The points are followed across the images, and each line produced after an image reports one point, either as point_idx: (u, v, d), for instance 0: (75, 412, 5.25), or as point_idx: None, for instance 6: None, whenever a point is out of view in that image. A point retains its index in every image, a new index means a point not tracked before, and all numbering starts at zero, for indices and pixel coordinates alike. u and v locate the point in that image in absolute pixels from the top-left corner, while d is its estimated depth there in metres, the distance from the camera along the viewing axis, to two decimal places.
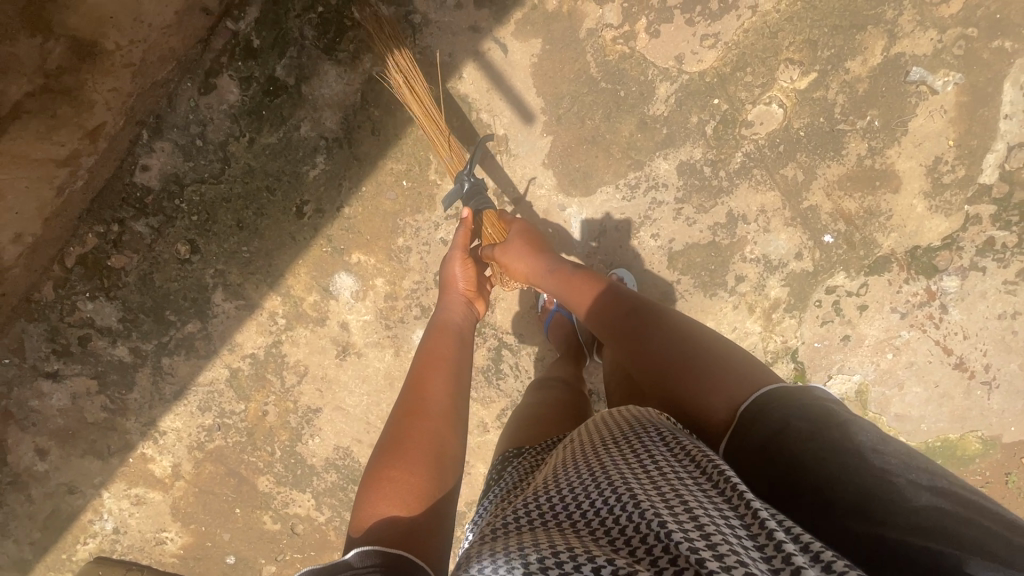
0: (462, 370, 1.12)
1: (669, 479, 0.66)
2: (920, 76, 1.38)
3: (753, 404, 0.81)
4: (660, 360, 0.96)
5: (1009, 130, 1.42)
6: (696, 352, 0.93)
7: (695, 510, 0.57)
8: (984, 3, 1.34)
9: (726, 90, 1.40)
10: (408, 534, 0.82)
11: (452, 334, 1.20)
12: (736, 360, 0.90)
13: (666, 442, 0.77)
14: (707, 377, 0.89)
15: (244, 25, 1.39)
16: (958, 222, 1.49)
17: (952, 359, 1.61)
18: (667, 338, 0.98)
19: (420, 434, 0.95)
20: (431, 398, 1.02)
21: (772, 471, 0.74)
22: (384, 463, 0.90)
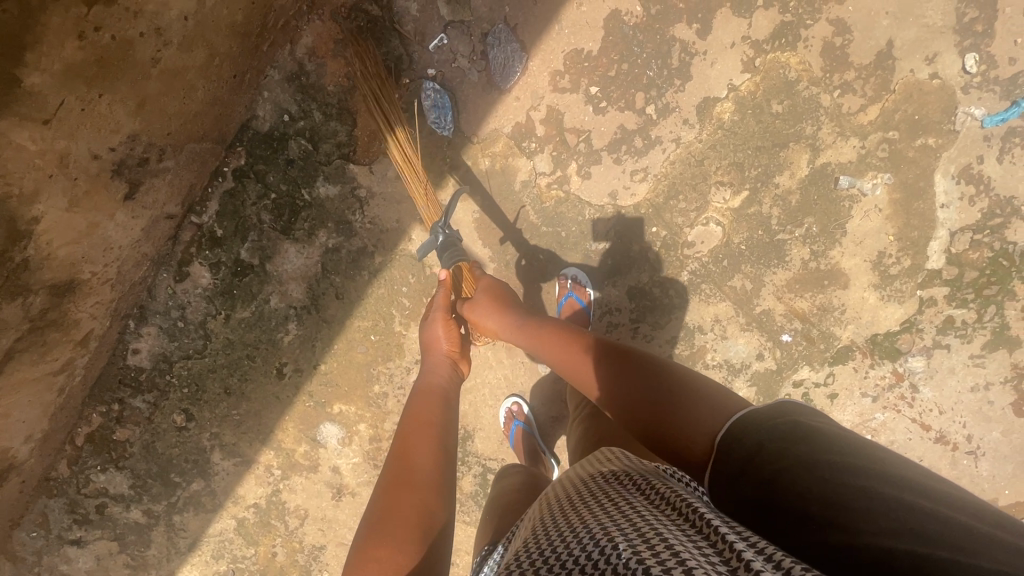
0: (447, 439, 1.07)
1: (636, 513, 0.61)
2: (848, 183, 1.42)
3: (729, 431, 0.79)
4: (636, 398, 0.92)
5: (948, 218, 1.44)
6: (672, 387, 0.90)
7: (663, 538, 0.52)
8: (902, 107, 1.38)
9: (663, 218, 1.46)
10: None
11: (436, 399, 1.16)
12: (703, 387, 0.88)
13: (631, 484, 0.71)
14: (685, 408, 0.86)
15: (206, 217, 1.50)
16: (914, 307, 1.51)
17: (932, 434, 1.62)
18: (641, 371, 0.95)
19: (406, 506, 0.90)
20: (415, 467, 0.97)
21: (748, 493, 0.71)
22: (369, 542, 0.85)
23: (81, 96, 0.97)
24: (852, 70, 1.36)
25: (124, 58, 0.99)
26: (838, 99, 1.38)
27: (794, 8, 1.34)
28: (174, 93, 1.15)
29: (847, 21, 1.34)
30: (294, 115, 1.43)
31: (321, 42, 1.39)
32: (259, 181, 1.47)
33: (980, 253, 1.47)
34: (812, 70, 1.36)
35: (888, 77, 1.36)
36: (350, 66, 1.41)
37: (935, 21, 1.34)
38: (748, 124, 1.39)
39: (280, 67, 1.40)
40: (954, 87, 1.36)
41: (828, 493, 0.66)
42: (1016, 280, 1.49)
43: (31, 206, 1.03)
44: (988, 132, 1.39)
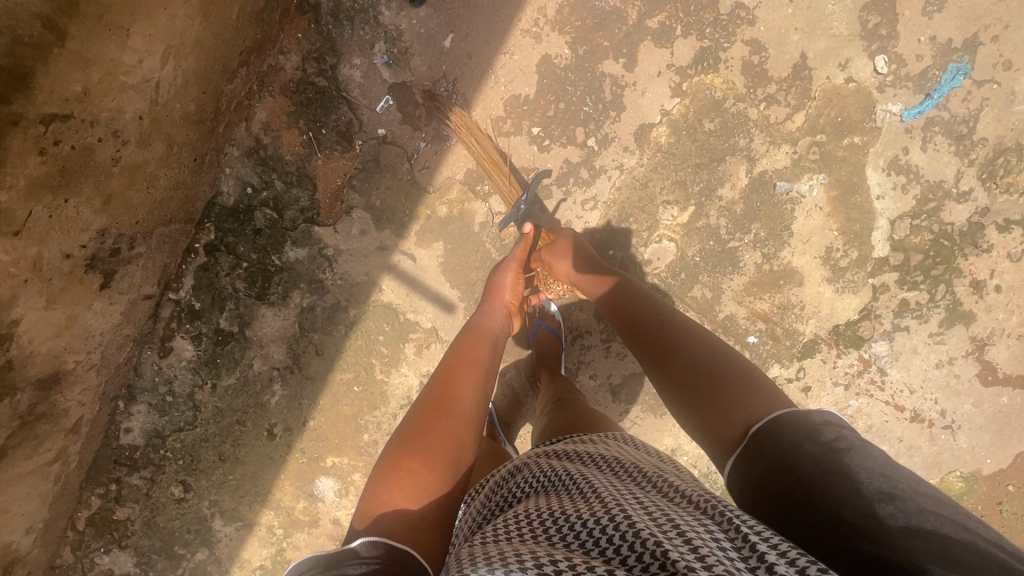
0: (489, 379, 1.14)
1: (657, 501, 0.64)
2: (787, 187, 1.50)
3: (767, 425, 0.85)
4: (692, 374, 0.99)
5: (886, 208, 1.52)
6: (726, 371, 0.96)
7: (688, 528, 0.55)
8: (825, 111, 1.47)
9: (619, 241, 1.53)
10: (415, 526, 0.85)
11: (485, 340, 1.22)
12: (759, 385, 0.93)
13: (655, 484, 0.73)
14: (736, 395, 0.92)
15: (183, 292, 1.56)
16: (868, 295, 1.58)
17: (907, 414, 1.67)
18: (700, 349, 1.02)
19: (444, 431, 0.98)
20: (457, 397, 1.05)
21: (779, 487, 0.77)
22: (405, 455, 0.94)
23: (48, 205, 1.03)
24: (773, 83, 1.45)
25: (86, 163, 1.06)
26: (765, 111, 1.46)
27: (711, 33, 1.43)
28: (138, 185, 1.22)
29: (761, 40, 1.43)
30: (256, 186, 1.50)
31: (274, 116, 1.47)
32: (230, 252, 1.53)
33: (922, 237, 1.55)
34: (737, 88, 1.45)
35: (807, 86, 1.46)
36: (305, 135, 1.49)
37: (841, 31, 1.44)
38: (684, 144, 1.48)
39: (238, 144, 1.47)
40: (870, 88, 1.46)
41: (857, 497, 0.69)
42: (960, 258, 1.56)
43: (9, 310, 1.08)
44: (909, 125, 1.48)
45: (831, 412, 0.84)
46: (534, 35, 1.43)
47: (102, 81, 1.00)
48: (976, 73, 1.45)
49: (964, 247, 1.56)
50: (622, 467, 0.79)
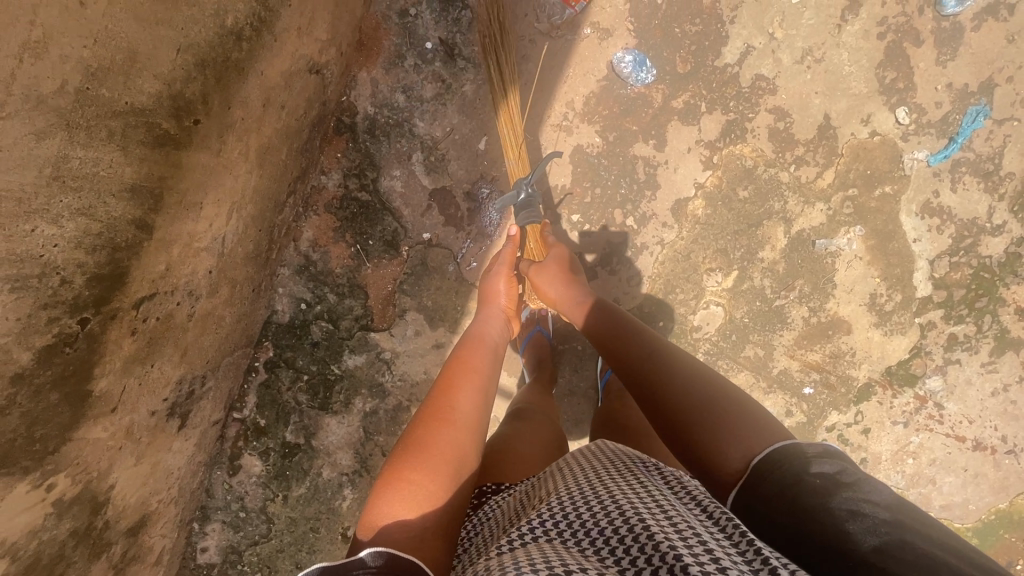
0: (488, 388, 1.14)
1: (669, 503, 0.67)
2: (826, 243, 1.53)
3: (766, 460, 0.82)
4: (681, 407, 0.94)
5: (924, 250, 1.56)
6: (720, 404, 0.92)
7: (702, 537, 0.59)
8: (854, 166, 1.51)
9: (666, 311, 1.56)
10: (418, 536, 0.84)
11: (482, 350, 1.22)
12: (758, 419, 0.90)
13: (669, 485, 0.76)
14: (730, 429, 0.88)
15: (247, 411, 1.59)
16: (916, 334, 1.60)
17: (969, 443, 1.68)
18: (690, 379, 0.99)
19: (444, 441, 0.97)
20: (456, 407, 1.05)
21: (781, 517, 0.74)
22: (404, 465, 0.93)
23: (138, 375, 1.06)
24: (800, 146, 1.49)
25: (167, 327, 1.09)
26: (796, 173, 1.50)
27: (735, 106, 1.47)
28: (208, 329, 1.26)
29: (784, 107, 1.47)
30: (310, 301, 1.54)
31: (321, 233, 1.51)
32: (289, 367, 1.57)
33: (961, 272, 1.58)
34: (766, 154, 1.49)
35: (834, 144, 1.50)
36: (351, 247, 1.52)
37: (860, 89, 1.48)
38: (721, 213, 1.51)
39: (289, 264, 1.52)
40: (894, 138, 1.50)
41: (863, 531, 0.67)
42: (1002, 288, 1.59)
43: (106, 478, 1.10)
44: (936, 169, 1.52)
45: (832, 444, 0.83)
46: (565, 128, 1.47)
47: (180, 253, 1.04)
48: (995, 112, 1.49)
49: (1004, 277, 1.58)
50: (633, 463, 0.82)
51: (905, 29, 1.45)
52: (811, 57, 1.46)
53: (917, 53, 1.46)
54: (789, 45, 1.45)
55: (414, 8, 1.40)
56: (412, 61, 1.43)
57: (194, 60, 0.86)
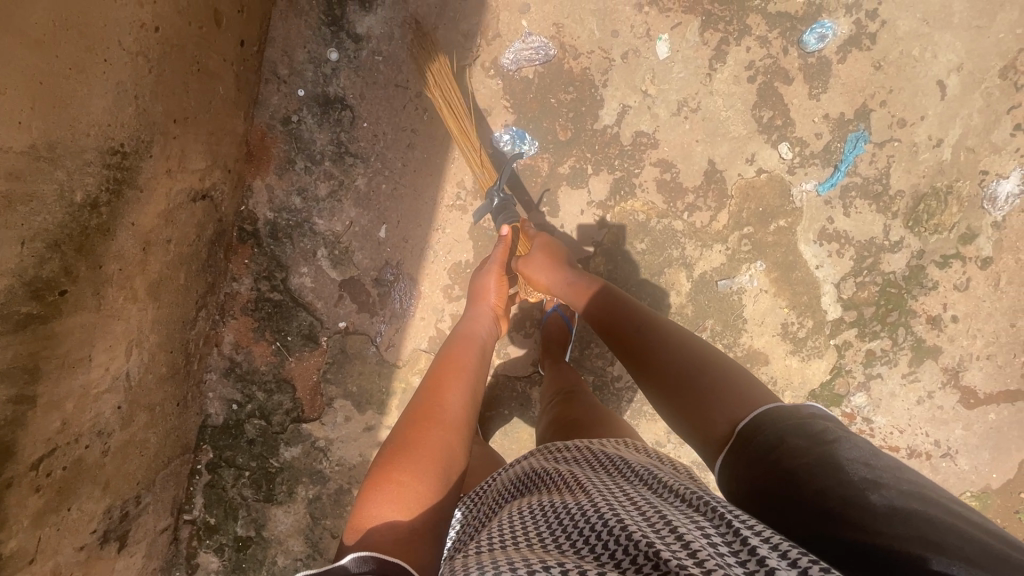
0: (475, 386, 1.17)
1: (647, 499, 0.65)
2: (729, 282, 1.57)
3: (753, 421, 0.85)
4: (669, 377, 1.00)
5: (827, 275, 1.59)
6: (706, 372, 0.97)
7: (674, 522, 0.57)
8: (745, 206, 1.54)
9: (586, 366, 1.61)
10: (406, 537, 0.86)
11: (472, 347, 1.25)
12: (742, 386, 0.93)
13: (648, 478, 0.75)
14: (718, 394, 0.93)
15: (197, 511, 1.62)
16: (834, 355, 1.64)
17: (903, 452, 1.70)
18: (680, 356, 1.02)
19: (433, 441, 0.99)
20: (444, 406, 1.07)
21: (768, 479, 0.74)
22: (393, 465, 0.94)
23: (53, 522, 1.11)
24: (690, 193, 1.53)
25: (78, 471, 1.14)
26: (690, 219, 1.54)
27: (620, 164, 1.51)
28: (131, 456, 1.31)
29: (668, 158, 1.51)
30: (240, 401, 1.59)
31: (241, 335, 1.56)
32: (230, 466, 1.61)
33: (869, 291, 1.61)
34: (657, 206, 1.53)
35: (723, 187, 1.53)
36: (273, 343, 1.57)
37: (739, 131, 1.51)
38: (622, 266, 1.55)
39: (215, 369, 1.57)
40: (781, 174, 1.53)
41: (839, 489, 0.66)
42: (911, 300, 1.62)
43: None
44: (827, 197, 1.55)
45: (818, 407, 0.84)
46: (459, 207, 1.52)
47: (76, 405, 1.09)
48: (875, 136, 1.52)
49: (911, 289, 1.61)
50: (612, 466, 0.82)
51: (774, 70, 1.48)
52: (687, 107, 1.49)
53: (789, 90, 1.49)
54: (663, 99, 1.49)
55: (296, 114, 1.45)
56: (302, 164, 1.48)
57: (46, 240, 0.91)
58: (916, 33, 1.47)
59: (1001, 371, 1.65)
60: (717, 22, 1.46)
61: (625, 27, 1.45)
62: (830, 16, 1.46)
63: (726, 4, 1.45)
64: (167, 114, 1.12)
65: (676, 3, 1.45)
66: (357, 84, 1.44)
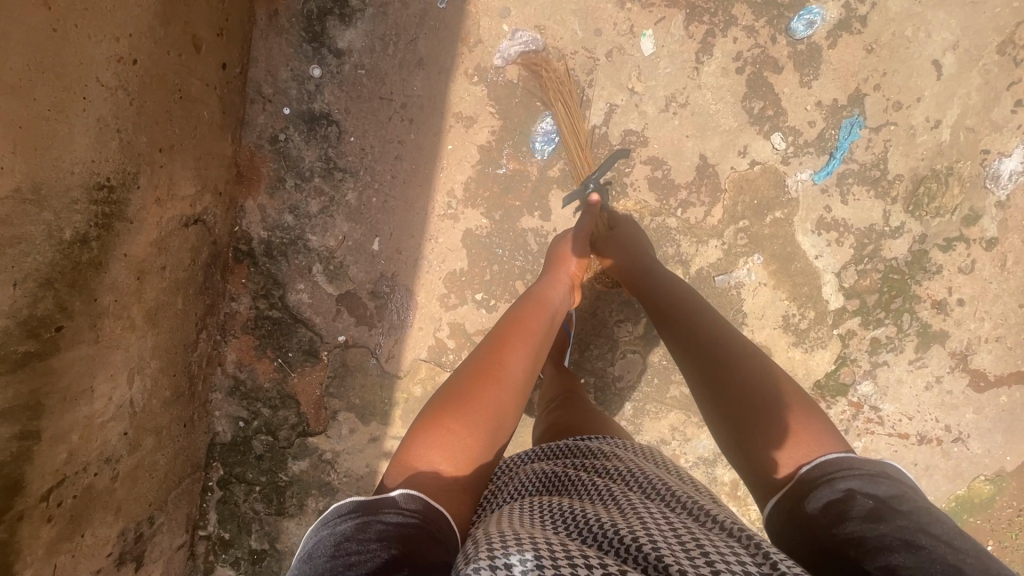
0: (541, 351, 1.09)
1: (683, 523, 0.63)
2: (727, 277, 1.55)
3: (817, 467, 0.79)
4: (737, 400, 0.93)
5: (827, 264, 1.57)
6: (779, 401, 0.89)
7: (708, 550, 0.54)
8: (740, 199, 1.52)
9: (586, 367, 1.60)
10: (448, 487, 0.80)
11: (542, 313, 1.16)
12: (814, 425, 0.85)
13: (683, 499, 0.72)
14: (791, 433, 0.84)
15: (211, 527, 1.65)
16: (838, 345, 1.62)
17: (913, 438, 1.67)
18: (756, 381, 0.94)
19: (492, 399, 0.93)
20: (508, 365, 0.99)
21: (821, 528, 0.71)
22: (447, 412, 0.89)
23: (68, 549, 1.14)
24: (682, 189, 1.51)
25: (89, 498, 1.17)
26: (684, 216, 1.52)
27: (610, 164, 1.50)
28: (141, 479, 1.33)
29: (659, 155, 1.49)
30: (246, 418, 1.61)
31: (244, 353, 1.58)
32: (241, 481, 1.63)
33: (871, 278, 1.58)
34: (649, 205, 1.52)
35: (716, 181, 1.51)
36: (275, 360, 1.59)
37: (730, 124, 1.49)
38: None
39: (219, 388, 1.59)
40: (775, 164, 1.51)
41: (906, 561, 0.62)
42: (915, 285, 1.59)
43: None
44: (823, 185, 1.52)
45: (898, 469, 0.78)
46: (451, 216, 1.52)
47: (82, 436, 1.11)
48: (870, 121, 1.49)
49: (915, 274, 1.58)
50: (645, 478, 0.79)
51: (763, 59, 1.45)
52: (675, 103, 1.47)
53: (779, 79, 1.47)
54: (651, 96, 1.47)
55: (282, 132, 1.46)
56: (292, 181, 1.48)
57: (39, 278, 0.93)
58: (908, 13, 1.43)
59: (1011, 353, 1.61)
60: (702, 14, 1.43)
61: (608, 24, 1.43)
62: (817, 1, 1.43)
63: None
64: (150, 144, 1.12)
65: None
66: (342, 99, 1.44)
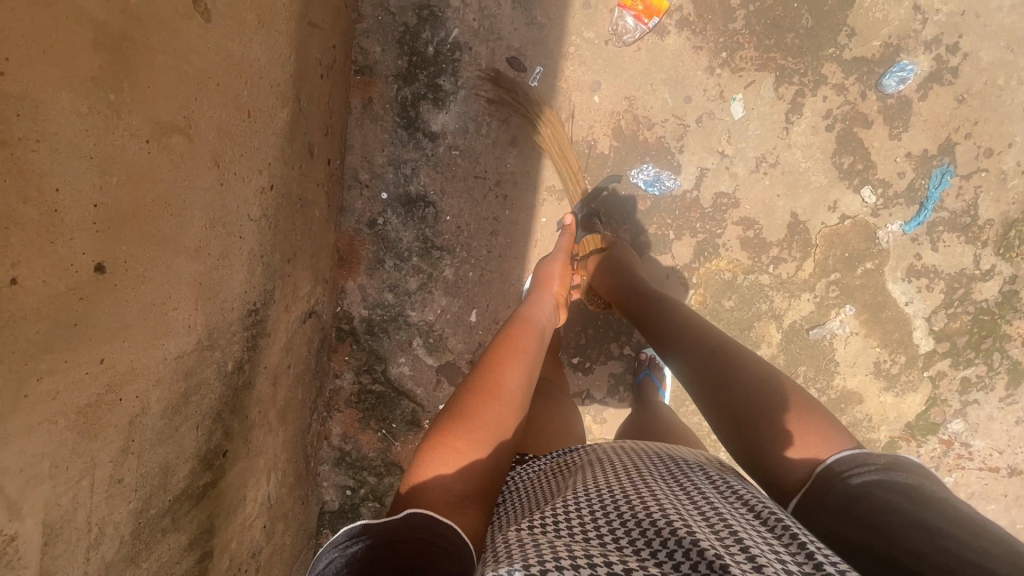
0: (534, 368, 1.03)
1: (722, 509, 0.61)
2: (820, 330, 1.58)
3: (831, 470, 0.75)
4: (737, 412, 0.88)
5: (918, 310, 1.58)
6: (783, 411, 0.84)
7: (741, 534, 0.53)
8: (831, 252, 1.53)
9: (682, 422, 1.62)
10: (455, 505, 0.72)
11: (534, 332, 1.11)
12: (817, 428, 0.81)
13: (716, 485, 0.71)
14: (792, 437, 0.81)
15: None
16: (929, 387, 1.63)
17: (1003, 471, 1.68)
18: (750, 393, 0.88)
19: (491, 417, 0.85)
20: (506, 380, 0.93)
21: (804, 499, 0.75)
22: (451, 430, 0.82)
23: None
24: (774, 247, 1.52)
25: None
26: (776, 271, 1.54)
27: (702, 227, 1.51)
28: (274, 562, 1.39)
29: (750, 215, 1.51)
30: (353, 486, 1.65)
31: (348, 426, 1.62)
32: None
33: (961, 320, 1.59)
34: (742, 263, 1.53)
35: (807, 237, 1.52)
36: (378, 430, 1.63)
37: (821, 180, 1.49)
38: (712, 325, 1.56)
39: (327, 460, 1.63)
40: (865, 218, 1.52)
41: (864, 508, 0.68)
42: (1005, 325, 1.59)
43: None
44: (914, 235, 1.54)
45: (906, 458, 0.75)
46: None
47: (238, 540, 1.16)
48: (960, 169, 1.49)
49: (1005, 313, 1.58)
50: (675, 468, 0.76)
51: (853, 115, 1.45)
52: (766, 163, 1.48)
53: (869, 134, 1.47)
54: (741, 157, 1.48)
55: (380, 216, 1.48)
56: (391, 262, 1.51)
57: (211, 414, 0.97)
58: (1001, 62, 1.42)
59: None
60: (792, 75, 1.43)
61: (698, 91, 1.43)
62: (909, 56, 1.42)
63: (800, 56, 1.42)
64: (280, 258, 1.14)
65: (749, 62, 1.42)
66: (437, 180, 1.46)
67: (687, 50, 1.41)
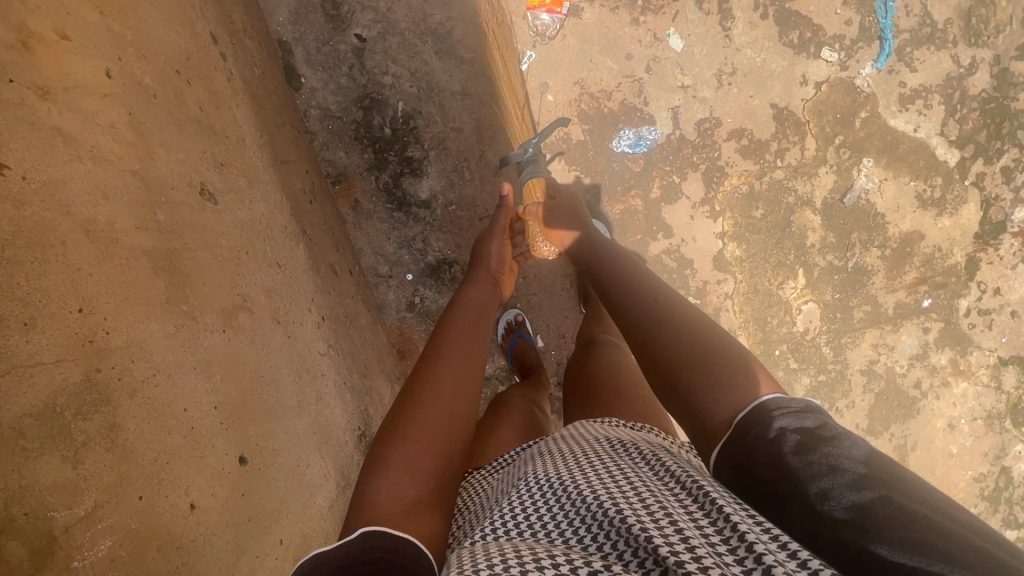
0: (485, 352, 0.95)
1: (639, 481, 0.56)
2: (852, 193, 1.57)
3: (757, 414, 0.62)
4: (661, 350, 0.76)
5: (929, 130, 1.57)
6: (709, 350, 0.72)
7: (670, 512, 0.48)
8: (824, 121, 1.55)
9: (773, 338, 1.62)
10: (411, 510, 0.68)
11: (476, 315, 1.02)
12: (727, 367, 0.70)
13: (634, 455, 0.64)
14: (719, 380, 0.68)
15: None
16: (977, 192, 1.60)
17: None
18: (674, 330, 0.77)
19: (446, 406, 0.79)
20: (454, 369, 0.85)
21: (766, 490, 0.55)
22: (402, 429, 0.75)
23: None
24: (771, 143, 1.54)
25: None
26: (785, 162, 1.55)
27: (699, 157, 1.53)
28: None
29: (737, 125, 1.53)
30: None
31: None
32: None
33: (971, 120, 1.57)
34: (752, 171, 1.55)
35: (796, 119, 1.54)
36: None
37: (781, 64, 1.52)
38: (753, 238, 1.57)
39: None
40: (837, 75, 1.54)
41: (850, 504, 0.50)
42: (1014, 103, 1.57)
43: None
44: (888, 67, 1.55)
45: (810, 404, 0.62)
46: None
47: None
48: None
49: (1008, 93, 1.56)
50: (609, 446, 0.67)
51: None
52: (725, 74, 1.51)
53: (800, 3, 1.50)
54: (702, 81, 1.51)
55: (415, 296, 1.51)
56: None
57: None
58: None
59: None
60: None
61: (634, 45, 1.47)
62: None
63: None
64: (358, 377, 1.17)
65: None
66: (449, 239, 1.49)
67: (606, 17, 1.46)
